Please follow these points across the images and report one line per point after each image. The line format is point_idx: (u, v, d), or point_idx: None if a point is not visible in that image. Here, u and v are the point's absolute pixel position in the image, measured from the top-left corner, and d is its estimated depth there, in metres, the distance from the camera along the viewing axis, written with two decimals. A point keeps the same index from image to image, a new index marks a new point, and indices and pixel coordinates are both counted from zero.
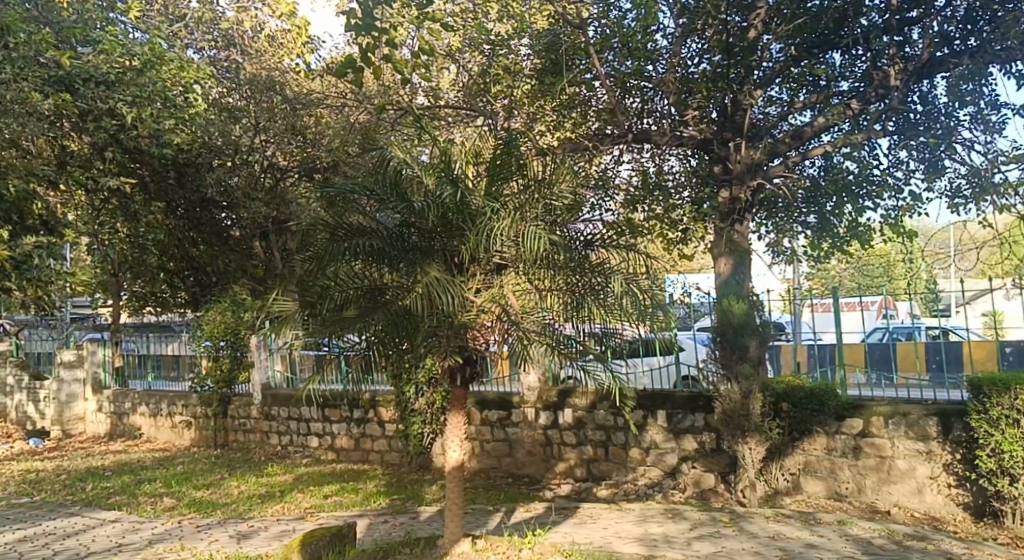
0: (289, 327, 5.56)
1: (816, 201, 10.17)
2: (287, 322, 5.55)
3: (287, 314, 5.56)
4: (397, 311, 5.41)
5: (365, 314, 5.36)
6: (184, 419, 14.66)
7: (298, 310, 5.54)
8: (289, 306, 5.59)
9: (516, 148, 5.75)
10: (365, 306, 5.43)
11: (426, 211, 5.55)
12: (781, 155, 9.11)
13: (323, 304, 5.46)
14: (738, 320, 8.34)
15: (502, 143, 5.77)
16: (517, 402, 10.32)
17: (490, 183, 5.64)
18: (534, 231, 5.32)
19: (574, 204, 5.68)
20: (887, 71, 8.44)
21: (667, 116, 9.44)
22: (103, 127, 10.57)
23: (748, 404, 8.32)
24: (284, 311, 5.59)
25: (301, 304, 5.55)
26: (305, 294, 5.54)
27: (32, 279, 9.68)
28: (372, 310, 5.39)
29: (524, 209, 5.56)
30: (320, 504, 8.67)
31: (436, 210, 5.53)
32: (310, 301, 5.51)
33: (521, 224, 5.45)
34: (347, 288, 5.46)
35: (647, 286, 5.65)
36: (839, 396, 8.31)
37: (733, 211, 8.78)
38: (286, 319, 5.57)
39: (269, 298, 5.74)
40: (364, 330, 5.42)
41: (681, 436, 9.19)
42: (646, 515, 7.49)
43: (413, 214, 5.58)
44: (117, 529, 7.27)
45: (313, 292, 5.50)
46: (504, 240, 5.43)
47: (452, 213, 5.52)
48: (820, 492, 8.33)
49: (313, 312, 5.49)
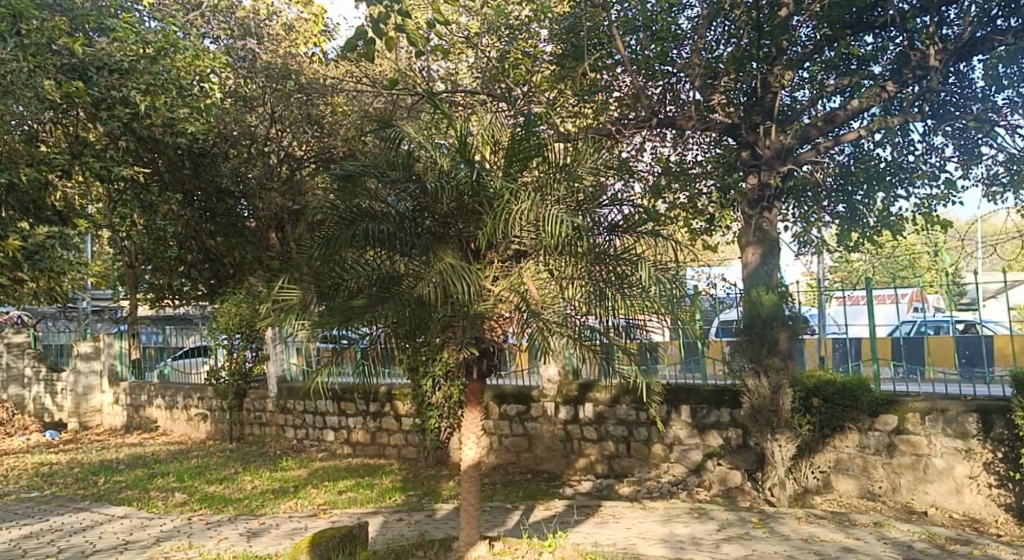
0: (292, 319, 5.18)
1: (847, 191, 9.75)
2: (290, 315, 5.16)
3: (292, 305, 5.19)
4: (408, 300, 5.10)
5: (374, 304, 5.07)
6: (199, 412, 14.53)
7: (304, 301, 5.20)
8: (294, 297, 5.22)
9: (536, 127, 5.44)
10: (375, 296, 5.14)
11: (440, 191, 5.27)
12: (811, 140, 8.73)
13: (331, 298, 5.20)
14: (769, 311, 8.00)
15: (521, 122, 5.48)
16: (536, 396, 10.06)
17: (508, 165, 5.36)
18: (555, 213, 5.02)
19: (598, 185, 5.43)
20: (925, 50, 8.03)
21: (692, 101, 9.04)
22: (115, 114, 10.41)
23: (778, 399, 7.99)
24: (289, 301, 5.21)
25: (309, 294, 5.22)
26: (316, 283, 5.24)
27: (45, 270, 9.41)
28: (383, 300, 5.10)
29: (544, 190, 5.29)
30: (333, 501, 8.45)
31: (450, 192, 5.27)
32: (318, 293, 5.22)
33: (541, 206, 5.15)
34: (359, 279, 5.22)
35: (675, 274, 5.38)
36: (873, 390, 7.96)
37: (762, 197, 8.49)
38: (289, 310, 5.18)
39: (272, 287, 5.41)
40: (375, 321, 5.13)
41: (706, 432, 8.88)
42: (671, 515, 7.19)
43: (425, 195, 5.33)
44: (124, 525, 7.09)
45: (324, 284, 5.23)
46: (523, 224, 5.15)
47: (469, 193, 5.28)
48: (852, 491, 8.01)
49: (323, 304, 5.20)
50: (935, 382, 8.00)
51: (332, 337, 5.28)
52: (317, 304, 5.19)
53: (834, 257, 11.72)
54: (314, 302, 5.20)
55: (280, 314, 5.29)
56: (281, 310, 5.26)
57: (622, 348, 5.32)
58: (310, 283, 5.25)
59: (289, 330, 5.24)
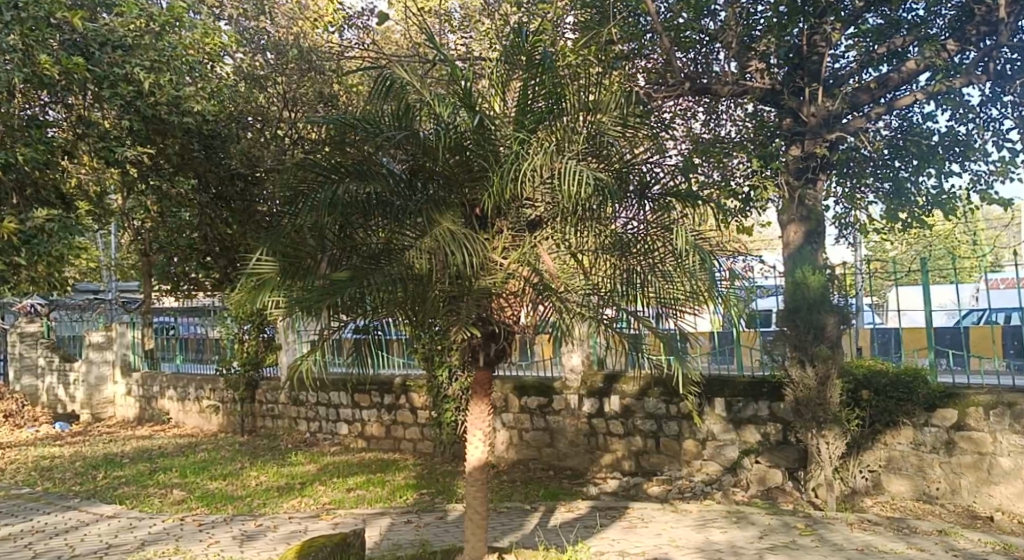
0: (267, 292, 4.61)
1: (892, 166, 8.85)
2: (265, 289, 4.60)
3: (267, 278, 4.63)
4: (398, 273, 4.45)
5: (360, 275, 4.43)
6: (211, 403, 14.09)
7: (281, 273, 4.65)
8: (269, 270, 4.66)
9: (553, 68, 4.70)
10: (360, 268, 4.51)
11: (437, 141, 4.62)
12: (862, 107, 7.99)
13: (312, 269, 4.67)
14: (816, 294, 7.28)
15: (536, 66, 4.72)
16: (558, 387, 9.42)
17: (520, 119, 4.73)
18: (574, 169, 4.33)
19: (624, 139, 4.76)
20: (993, 2, 7.22)
21: (727, 71, 8.40)
22: (119, 92, 9.64)
23: (826, 392, 7.26)
24: (265, 274, 4.66)
25: (286, 265, 4.66)
26: (295, 256, 4.68)
27: (44, 255, 8.95)
28: (370, 273, 4.46)
29: (561, 143, 4.64)
30: (340, 500, 7.88)
31: (448, 139, 4.61)
32: (296, 266, 4.67)
33: (558, 161, 4.47)
34: (348, 250, 4.66)
35: (714, 251, 4.66)
36: (929, 381, 7.21)
37: (808, 168, 7.79)
38: (264, 284, 4.62)
39: (246, 259, 4.81)
40: (360, 297, 4.49)
41: (741, 427, 8.18)
42: (706, 519, 6.51)
43: (417, 148, 4.69)
44: (112, 526, 6.58)
45: (303, 255, 4.68)
46: (536, 183, 4.51)
47: (473, 147, 4.65)
48: (906, 493, 7.28)
49: (301, 278, 4.65)
50: (980, 375, 7.17)
51: (365, 331, 4.81)
52: (296, 278, 4.64)
53: (876, 240, 11.01)
54: (291, 275, 4.65)
55: (252, 290, 4.74)
56: (255, 285, 4.69)
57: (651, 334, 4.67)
58: (286, 254, 4.68)
59: (262, 308, 4.65)
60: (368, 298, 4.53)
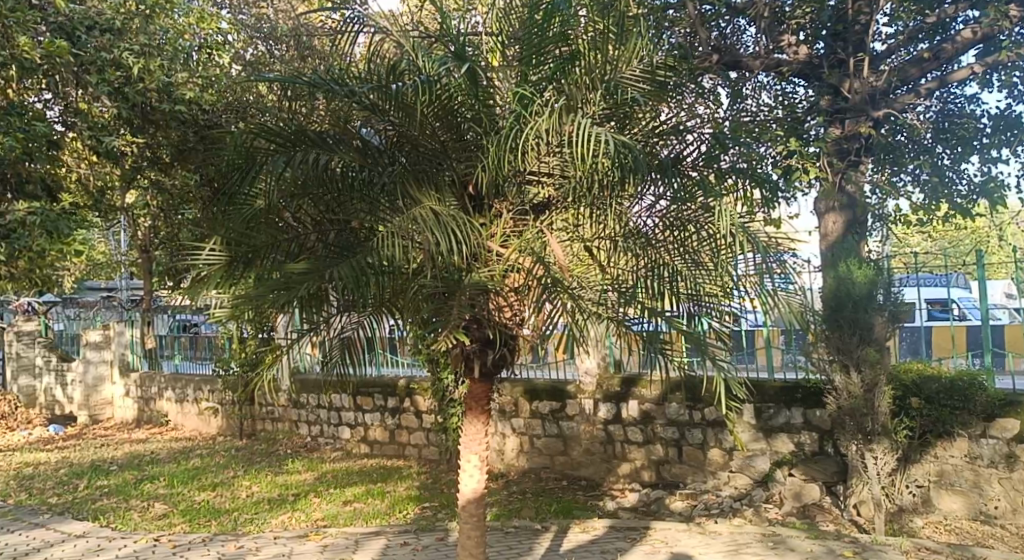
0: (210, 288, 3.97)
1: (932, 151, 7.73)
2: (208, 282, 3.95)
3: (209, 273, 3.99)
4: (370, 265, 3.74)
5: (318, 268, 3.74)
6: (210, 405, 13.52)
7: (227, 266, 4.00)
8: (217, 263, 4.01)
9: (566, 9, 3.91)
10: (324, 260, 3.81)
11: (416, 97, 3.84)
12: (911, 81, 7.31)
13: (270, 259, 4.02)
14: (862, 289, 6.41)
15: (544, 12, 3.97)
16: (572, 391, 8.72)
17: (522, 72, 4.04)
18: (589, 129, 3.56)
19: (651, 94, 3.98)
20: None
21: (760, 48, 7.69)
22: (107, 78, 8.99)
23: (873, 400, 6.51)
24: (211, 267, 4.01)
25: (235, 258, 4.03)
26: (247, 247, 4.02)
27: (25, 250, 8.29)
28: (334, 265, 3.75)
29: (575, 97, 3.87)
30: (335, 515, 7.23)
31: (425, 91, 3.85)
32: (248, 256, 4.02)
33: (569, 119, 3.70)
34: (307, 238, 4.06)
35: (769, 242, 3.80)
36: (988, 388, 6.46)
37: (853, 150, 7.15)
38: (208, 278, 3.97)
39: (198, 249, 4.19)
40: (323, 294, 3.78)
41: (773, 436, 7.47)
42: (739, 543, 5.80)
43: (405, 117, 4.00)
44: (77, 549, 5.95)
45: (255, 244, 4.01)
46: (541, 146, 3.82)
47: (464, 110, 4.01)
48: (960, 511, 6.57)
49: (253, 267, 4.02)
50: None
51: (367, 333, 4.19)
52: (251, 269, 4.00)
53: (911, 233, 10.23)
54: (240, 267, 4.01)
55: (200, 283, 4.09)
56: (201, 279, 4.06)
57: (662, 346, 4.01)
58: (237, 242, 4.02)
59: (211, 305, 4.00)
60: (333, 295, 3.84)
